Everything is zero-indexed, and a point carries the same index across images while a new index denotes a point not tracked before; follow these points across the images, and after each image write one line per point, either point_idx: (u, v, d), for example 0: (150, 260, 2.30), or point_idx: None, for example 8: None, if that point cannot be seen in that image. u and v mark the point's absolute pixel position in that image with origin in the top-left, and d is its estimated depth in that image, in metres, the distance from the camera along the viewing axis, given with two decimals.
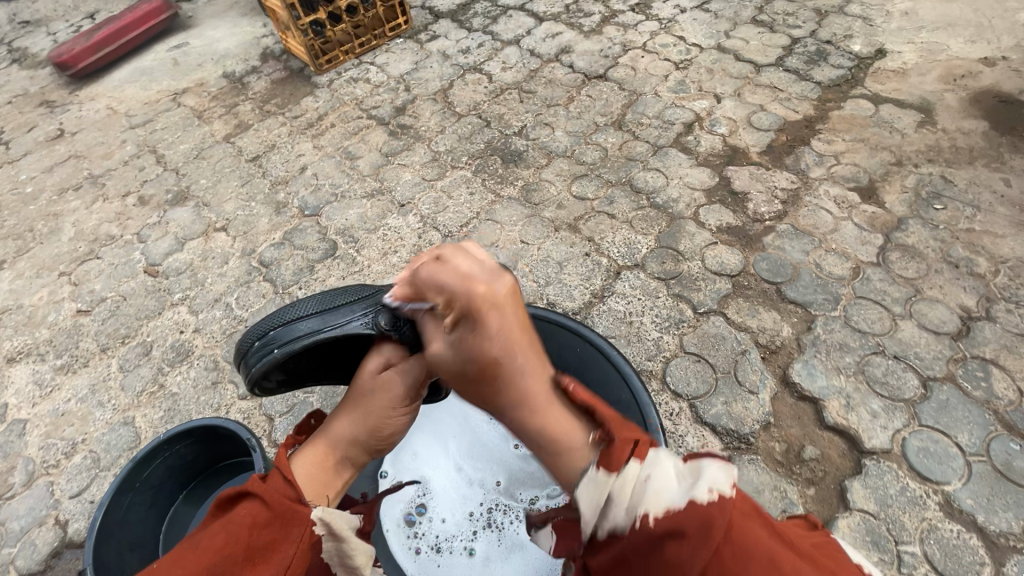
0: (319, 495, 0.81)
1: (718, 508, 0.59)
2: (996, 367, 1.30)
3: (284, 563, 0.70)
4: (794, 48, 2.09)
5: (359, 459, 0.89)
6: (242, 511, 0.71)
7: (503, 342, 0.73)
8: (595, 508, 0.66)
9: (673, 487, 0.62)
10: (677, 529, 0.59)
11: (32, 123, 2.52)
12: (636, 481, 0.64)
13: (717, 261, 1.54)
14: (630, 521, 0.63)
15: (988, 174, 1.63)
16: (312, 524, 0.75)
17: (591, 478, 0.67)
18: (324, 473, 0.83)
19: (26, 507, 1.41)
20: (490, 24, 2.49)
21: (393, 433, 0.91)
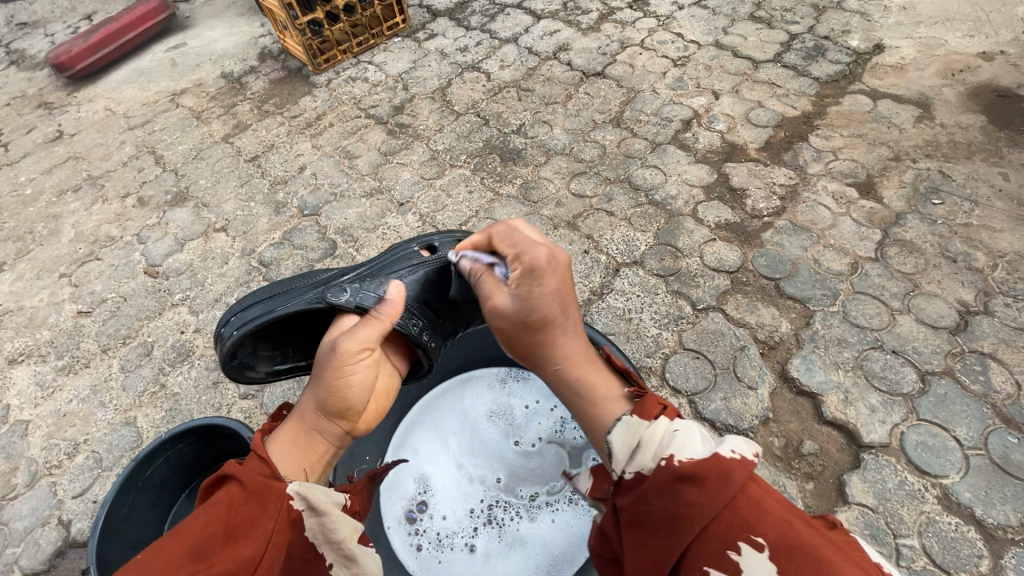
0: (297, 471, 0.80)
1: (739, 467, 0.64)
2: (994, 361, 1.30)
3: (263, 536, 0.68)
4: (792, 44, 2.09)
5: (329, 432, 0.88)
6: (220, 496, 0.72)
7: (560, 301, 0.85)
8: (626, 451, 0.73)
9: (700, 440, 0.68)
10: (697, 476, 0.64)
11: (32, 125, 2.52)
12: (667, 429, 0.70)
13: (716, 258, 1.54)
14: (655, 464, 0.68)
15: (986, 168, 1.63)
16: (290, 498, 0.73)
17: (624, 423, 0.75)
18: (293, 449, 0.84)
19: (29, 507, 1.42)
20: (488, 22, 2.49)
21: (354, 396, 0.90)
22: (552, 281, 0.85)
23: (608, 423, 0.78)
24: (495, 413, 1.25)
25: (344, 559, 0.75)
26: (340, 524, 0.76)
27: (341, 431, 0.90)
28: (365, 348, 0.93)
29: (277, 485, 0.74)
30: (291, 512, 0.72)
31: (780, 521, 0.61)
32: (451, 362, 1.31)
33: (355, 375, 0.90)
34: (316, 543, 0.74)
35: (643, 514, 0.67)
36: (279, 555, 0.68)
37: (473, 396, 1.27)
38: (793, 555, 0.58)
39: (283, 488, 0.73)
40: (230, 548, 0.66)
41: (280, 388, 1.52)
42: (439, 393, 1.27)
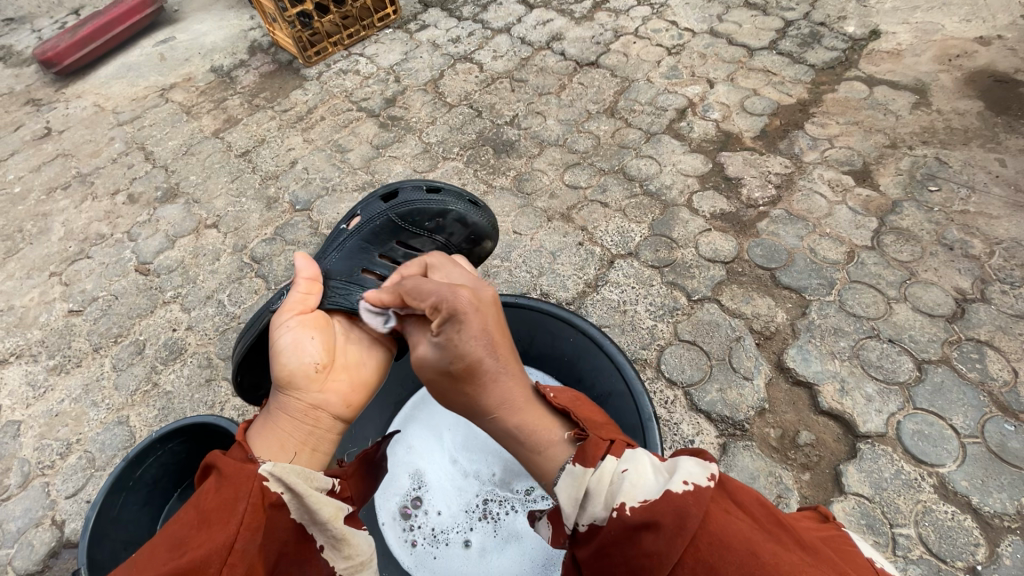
0: (277, 453, 0.76)
1: (694, 500, 0.61)
2: (991, 349, 1.29)
3: (233, 521, 0.65)
4: (787, 30, 2.06)
5: (289, 406, 0.85)
6: (202, 487, 0.71)
7: (484, 344, 0.77)
8: (575, 502, 0.70)
9: (649, 479, 0.66)
10: (652, 520, 0.61)
11: (19, 123, 2.49)
12: (613, 474, 0.68)
13: (711, 248, 1.53)
14: (607, 514, 0.65)
15: (984, 154, 1.62)
16: (262, 480, 0.69)
17: (568, 472, 0.71)
18: (263, 424, 0.81)
19: (22, 508, 1.41)
20: (480, 13, 2.45)
21: (295, 365, 0.89)
22: (473, 324, 0.77)
23: (555, 470, 0.75)
24: None
25: (334, 541, 0.74)
26: (322, 505, 0.73)
27: (305, 403, 0.86)
28: (292, 316, 0.95)
29: (250, 467, 0.70)
30: (267, 495, 0.68)
31: (745, 555, 0.56)
32: None
33: (280, 340, 0.91)
34: (304, 524, 0.72)
35: (607, 565, 0.64)
36: (254, 537, 0.65)
37: None
38: None
39: (255, 470, 0.70)
40: (204, 532, 0.64)
41: None
42: None
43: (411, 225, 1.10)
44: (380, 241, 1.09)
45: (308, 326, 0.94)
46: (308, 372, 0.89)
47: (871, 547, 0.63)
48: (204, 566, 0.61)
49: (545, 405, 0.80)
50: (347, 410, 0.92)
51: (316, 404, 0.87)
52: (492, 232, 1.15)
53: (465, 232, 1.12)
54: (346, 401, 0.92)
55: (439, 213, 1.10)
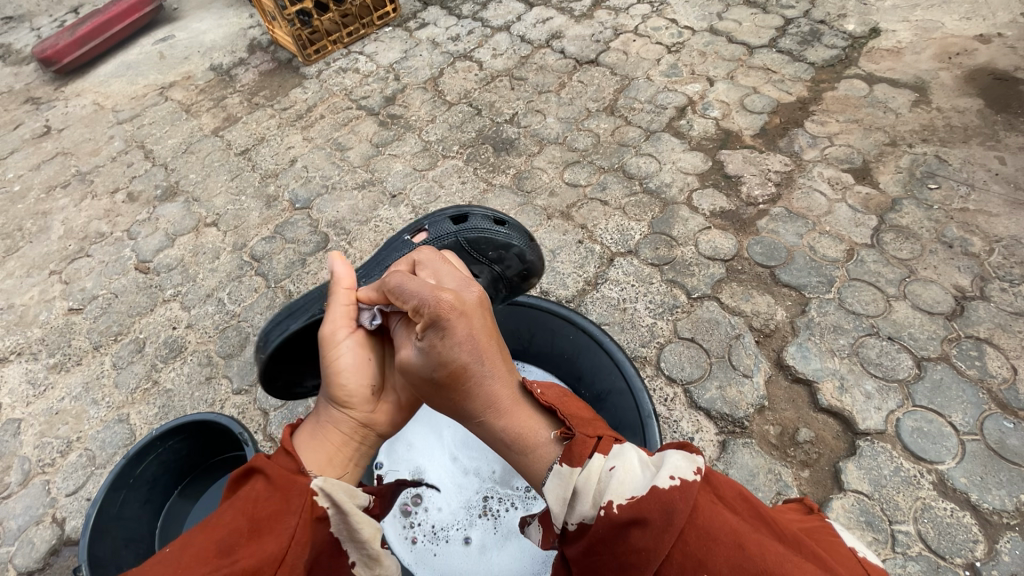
0: (325, 467, 0.74)
1: (681, 495, 0.60)
2: (990, 346, 1.29)
3: (287, 533, 0.63)
4: (787, 28, 2.06)
5: (343, 424, 0.80)
6: (247, 491, 0.69)
7: (472, 348, 0.69)
8: (562, 502, 0.66)
9: (637, 473, 0.64)
10: (641, 517, 0.59)
11: (19, 121, 2.49)
12: (601, 473, 0.64)
13: (711, 246, 1.53)
14: (595, 513, 0.63)
15: (983, 152, 1.62)
16: (313, 494, 0.68)
17: (555, 473, 0.67)
18: (314, 442, 0.77)
19: (23, 506, 1.41)
20: (480, 11, 2.45)
21: (353, 386, 0.83)
22: (462, 327, 0.69)
23: (541, 474, 0.70)
24: None
25: (367, 559, 0.72)
26: (364, 524, 0.72)
27: (357, 424, 0.81)
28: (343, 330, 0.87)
29: (301, 480, 0.69)
30: (315, 509, 0.67)
31: (730, 550, 0.55)
32: None
33: (341, 358, 0.84)
34: (341, 539, 0.70)
35: (595, 564, 0.62)
36: (302, 553, 0.63)
37: None
38: None
39: (307, 483, 0.68)
40: (255, 542, 0.62)
41: None
42: None
43: (474, 253, 1.06)
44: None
45: (367, 344, 0.87)
46: (365, 392, 0.83)
47: (850, 534, 0.63)
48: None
49: (534, 405, 0.74)
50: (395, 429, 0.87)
51: (367, 424, 0.82)
52: (541, 270, 1.14)
53: (520, 267, 1.09)
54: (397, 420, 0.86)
55: (505, 246, 1.07)
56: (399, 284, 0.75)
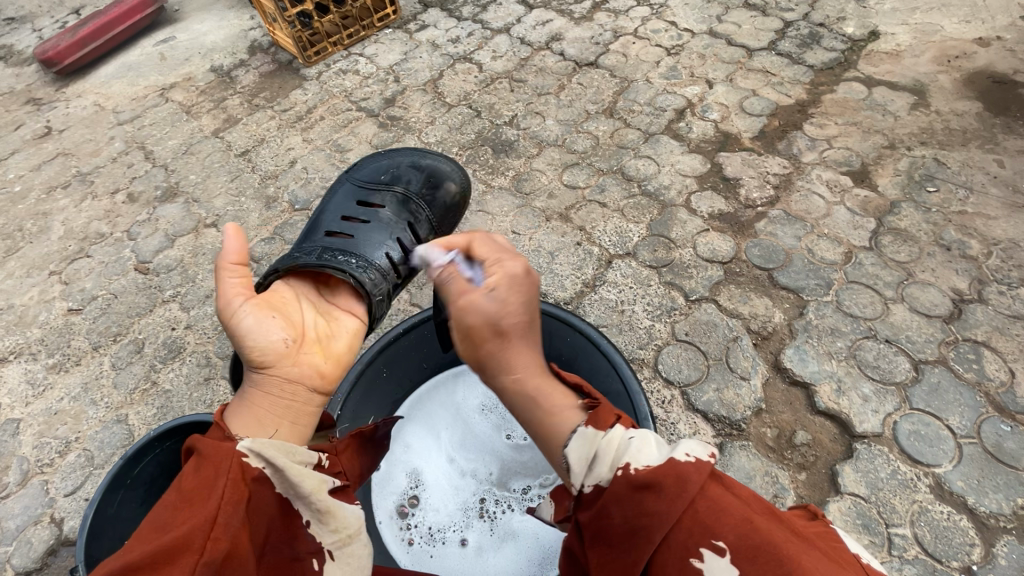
0: (251, 428, 0.75)
1: (696, 469, 0.62)
2: (988, 349, 1.29)
3: (216, 495, 0.64)
4: (787, 31, 2.06)
5: (262, 383, 0.82)
6: (181, 469, 0.70)
7: (537, 312, 0.82)
8: (583, 462, 0.69)
9: (654, 446, 0.66)
10: (654, 482, 0.62)
11: (20, 122, 2.50)
12: (622, 440, 0.68)
13: (709, 248, 1.53)
14: (612, 474, 0.66)
15: (982, 155, 1.62)
16: (244, 456, 0.68)
17: (579, 434, 0.71)
18: (239, 405, 0.79)
19: (21, 506, 1.41)
20: (480, 13, 2.46)
21: (263, 345, 0.86)
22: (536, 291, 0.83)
23: (564, 433, 0.73)
24: (487, 407, 1.25)
25: (320, 514, 0.73)
26: (305, 477, 0.72)
27: (278, 379, 0.83)
28: (240, 302, 0.89)
29: (227, 444, 0.69)
30: (246, 470, 0.67)
31: (739, 521, 0.58)
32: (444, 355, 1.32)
33: (243, 322, 0.87)
34: (289, 498, 0.71)
35: (604, 527, 0.64)
36: (237, 512, 0.64)
37: (465, 389, 1.27)
38: (755, 556, 0.56)
39: (233, 446, 0.69)
40: (185, 512, 0.63)
41: None
42: (432, 386, 1.28)
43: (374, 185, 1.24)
44: (347, 201, 1.22)
45: (265, 307, 0.91)
46: (277, 349, 0.86)
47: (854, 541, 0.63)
48: (189, 541, 0.60)
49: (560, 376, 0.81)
50: (321, 379, 0.89)
51: (291, 378, 0.84)
52: (450, 176, 1.27)
53: (422, 177, 1.25)
54: (321, 372, 0.90)
55: (399, 180, 1.25)
56: (498, 246, 0.88)
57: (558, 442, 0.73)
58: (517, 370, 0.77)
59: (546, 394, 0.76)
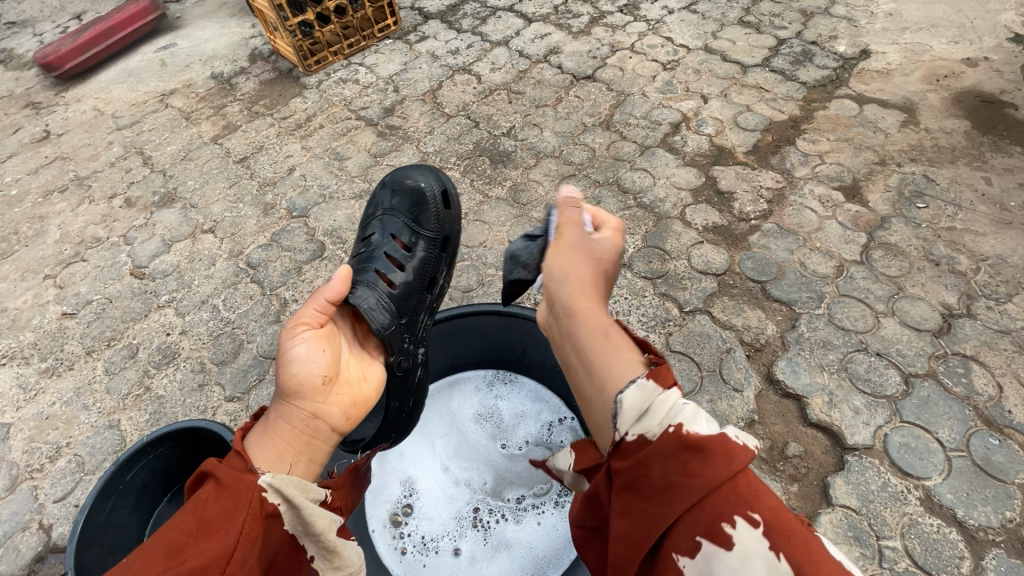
0: (271, 459, 0.77)
1: (743, 447, 0.67)
2: (976, 363, 1.31)
3: (235, 529, 0.68)
4: (780, 48, 2.10)
5: (290, 415, 0.83)
6: (197, 493, 0.72)
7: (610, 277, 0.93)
8: (635, 412, 0.71)
9: (707, 419, 0.70)
10: (704, 448, 0.66)
11: (18, 125, 2.50)
12: (677, 402, 0.71)
13: (703, 260, 1.55)
14: (662, 430, 0.69)
15: (970, 173, 1.65)
16: (263, 491, 0.72)
17: (638, 384, 0.72)
18: (261, 438, 0.79)
19: (8, 513, 1.40)
20: (479, 25, 2.49)
21: (304, 374, 0.86)
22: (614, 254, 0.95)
23: (623, 381, 0.75)
24: (482, 416, 1.26)
25: (325, 552, 0.77)
26: (317, 518, 0.76)
27: (304, 414, 0.84)
28: (305, 322, 0.92)
29: (248, 478, 0.72)
30: (264, 506, 0.71)
31: (773, 502, 0.64)
32: (439, 364, 1.30)
33: (294, 351, 0.88)
34: (296, 535, 0.75)
35: (642, 478, 0.69)
36: (253, 546, 0.68)
37: (461, 398, 1.29)
38: (782, 534, 0.62)
39: (255, 480, 0.71)
40: (202, 542, 0.66)
41: (267, 390, 1.51)
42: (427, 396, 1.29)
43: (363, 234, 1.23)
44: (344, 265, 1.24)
45: (324, 339, 0.92)
46: (316, 382, 0.86)
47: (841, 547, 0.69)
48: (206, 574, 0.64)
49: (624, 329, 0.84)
50: (344, 423, 0.90)
51: (317, 415, 0.85)
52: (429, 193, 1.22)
53: (405, 203, 1.22)
54: (346, 415, 0.90)
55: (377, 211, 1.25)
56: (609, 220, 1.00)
57: (615, 386, 0.75)
58: (582, 304, 0.85)
59: (608, 335, 0.80)
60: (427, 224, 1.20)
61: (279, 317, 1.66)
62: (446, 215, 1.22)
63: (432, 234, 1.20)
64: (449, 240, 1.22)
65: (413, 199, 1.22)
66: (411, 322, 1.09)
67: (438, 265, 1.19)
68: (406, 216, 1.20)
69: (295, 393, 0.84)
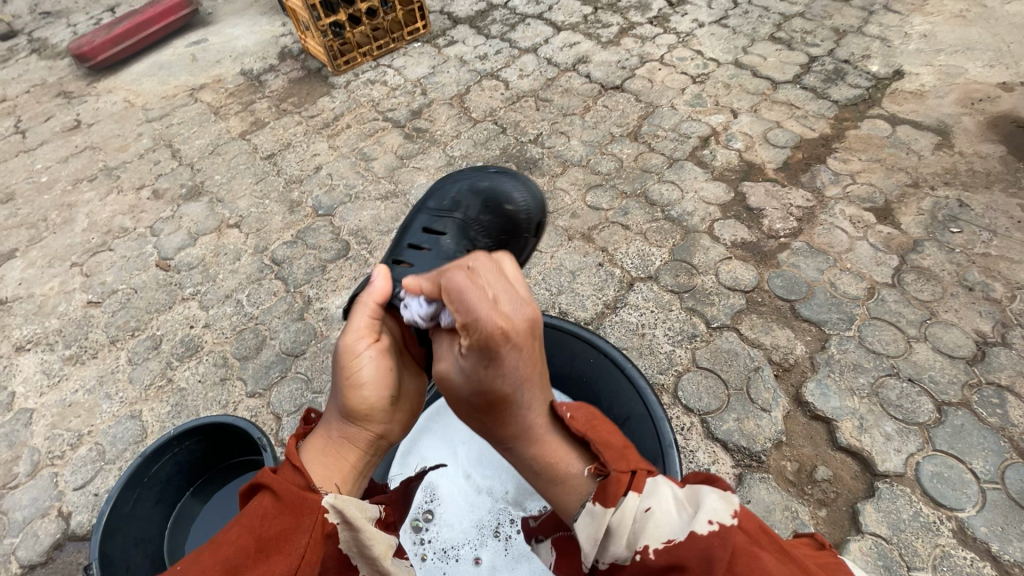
0: (339, 478, 0.78)
1: (719, 542, 0.65)
2: (1011, 395, 1.28)
3: (296, 555, 0.68)
4: (812, 66, 2.09)
5: (356, 437, 0.83)
6: (255, 506, 0.72)
7: (516, 379, 0.74)
8: (594, 541, 0.73)
9: (672, 520, 0.70)
10: (678, 563, 0.66)
11: (49, 114, 2.54)
12: (636, 513, 0.71)
13: (731, 277, 1.53)
14: (630, 556, 0.70)
15: (1005, 199, 1.63)
16: (324, 512, 0.72)
17: (587, 512, 0.74)
18: (326, 457, 0.79)
19: (30, 497, 1.41)
20: (508, 32, 2.50)
21: (377, 398, 0.84)
22: (502, 363, 0.72)
23: (571, 506, 0.78)
24: None
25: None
26: (376, 541, 0.75)
27: (374, 436, 0.84)
28: (366, 335, 0.88)
29: (313, 497, 0.71)
30: (326, 526, 0.71)
31: None
32: None
33: (363, 370, 0.85)
34: (349, 555, 0.74)
35: None
36: (312, 573, 0.68)
37: None
38: None
39: (319, 502, 0.71)
40: (262, 564, 0.66)
41: (288, 389, 1.51)
42: None
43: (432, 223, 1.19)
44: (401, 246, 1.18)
45: (387, 354, 0.89)
46: (386, 404, 0.86)
47: None
48: None
49: (562, 433, 0.81)
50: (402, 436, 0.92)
51: (383, 435, 0.86)
52: (533, 212, 1.21)
53: (502, 220, 1.19)
54: (405, 429, 0.92)
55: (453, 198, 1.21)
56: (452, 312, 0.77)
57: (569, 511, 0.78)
58: (509, 429, 0.79)
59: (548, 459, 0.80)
60: (508, 255, 1.20)
61: (303, 315, 1.66)
62: (529, 246, 1.23)
63: None
64: None
65: (506, 224, 1.19)
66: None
67: None
68: (482, 229, 1.17)
69: (367, 416, 0.83)
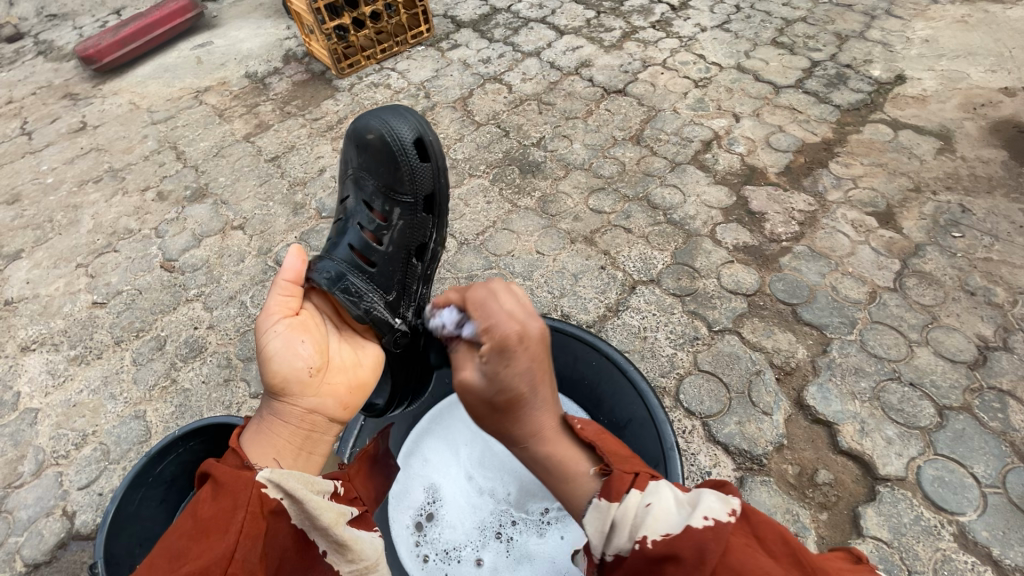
0: (271, 450, 0.81)
1: (713, 535, 0.67)
2: (1013, 399, 1.29)
3: (234, 529, 0.70)
4: (814, 70, 2.10)
5: (285, 413, 0.88)
6: (196, 498, 0.75)
7: (530, 380, 0.77)
8: (601, 534, 0.74)
9: (671, 514, 0.70)
10: (672, 554, 0.67)
11: (56, 116, 2.55)
12: (637, 509, 0.71)
13: (733, 280, 1.54)
14: (630, 547, 0.70)
15: (1007, 204, 1.63)
16: (262, 487, 0.74)
17: (595, 507, 0.75)
18: (260, 435, 0.84)
19: (34, 497, 1.42)
20: (511, 36, 2.51)
21: (291, 370, 0.91)
22: (517, 365, 0.76)
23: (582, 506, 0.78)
24: None
25: (336, 546, 0.79)
26: (323, 510, 0.78)
27: (302, 410, 0.89)
28: (279, 316, 0.97)
29: (246, 475, 0.75)
30: (266, 502, 0.74)
31: None
32: None
33: (274, 348, 0.92)
34: (306, 529, 0.78)
35: None
36: (254, 542, 0.70)
37: None
38: None
39: (254, 477, 0.75)
40: (203, 543, 0.69)
41: None
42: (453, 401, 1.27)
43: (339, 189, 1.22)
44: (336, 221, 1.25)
45: (299, 329, 0.96)
46: (303, 376, 0.91)
47: None
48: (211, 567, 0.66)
49: (572, 436, 0.82)
50: (341, 413, 0.96)
51: (314, 409, 0.91)
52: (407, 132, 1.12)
53: (377, 153, 1.13)
54: (342, 404, 0.96)
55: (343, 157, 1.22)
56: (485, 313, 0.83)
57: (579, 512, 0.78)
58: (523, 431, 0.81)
59: (559, 460, 0.81)
60: (401, 188, 1.12)
61: None
62: (419, 167, 1.12)
63: (408, 197, 1.12)
64: (429, 196, 1.13)
65: (380, 156, 1.13)
66: (399, 297, 1.10)
67: (422, 227, 1.14)
68: (367, 174, 1.15)
69: (285, 390, 0.89)
